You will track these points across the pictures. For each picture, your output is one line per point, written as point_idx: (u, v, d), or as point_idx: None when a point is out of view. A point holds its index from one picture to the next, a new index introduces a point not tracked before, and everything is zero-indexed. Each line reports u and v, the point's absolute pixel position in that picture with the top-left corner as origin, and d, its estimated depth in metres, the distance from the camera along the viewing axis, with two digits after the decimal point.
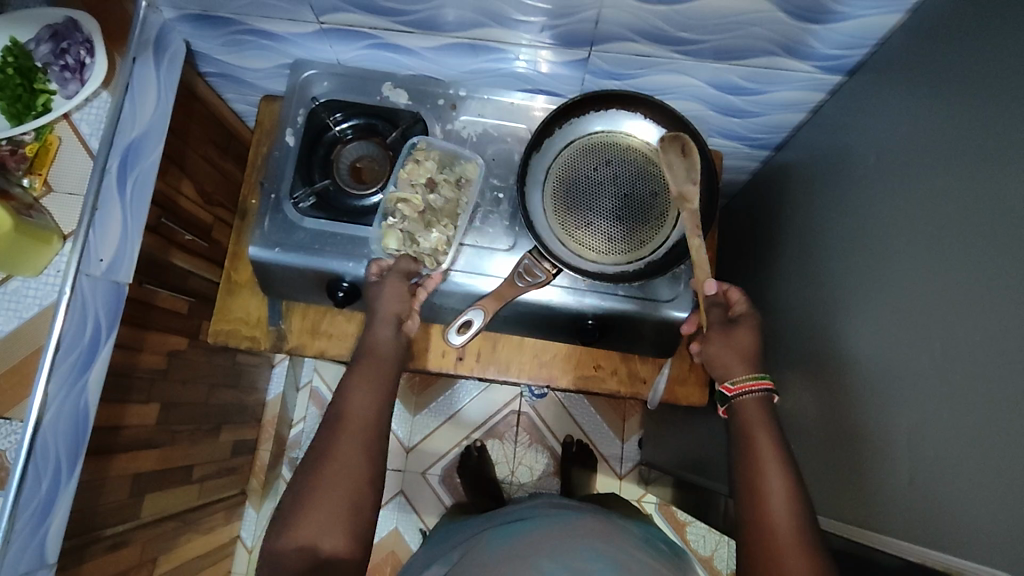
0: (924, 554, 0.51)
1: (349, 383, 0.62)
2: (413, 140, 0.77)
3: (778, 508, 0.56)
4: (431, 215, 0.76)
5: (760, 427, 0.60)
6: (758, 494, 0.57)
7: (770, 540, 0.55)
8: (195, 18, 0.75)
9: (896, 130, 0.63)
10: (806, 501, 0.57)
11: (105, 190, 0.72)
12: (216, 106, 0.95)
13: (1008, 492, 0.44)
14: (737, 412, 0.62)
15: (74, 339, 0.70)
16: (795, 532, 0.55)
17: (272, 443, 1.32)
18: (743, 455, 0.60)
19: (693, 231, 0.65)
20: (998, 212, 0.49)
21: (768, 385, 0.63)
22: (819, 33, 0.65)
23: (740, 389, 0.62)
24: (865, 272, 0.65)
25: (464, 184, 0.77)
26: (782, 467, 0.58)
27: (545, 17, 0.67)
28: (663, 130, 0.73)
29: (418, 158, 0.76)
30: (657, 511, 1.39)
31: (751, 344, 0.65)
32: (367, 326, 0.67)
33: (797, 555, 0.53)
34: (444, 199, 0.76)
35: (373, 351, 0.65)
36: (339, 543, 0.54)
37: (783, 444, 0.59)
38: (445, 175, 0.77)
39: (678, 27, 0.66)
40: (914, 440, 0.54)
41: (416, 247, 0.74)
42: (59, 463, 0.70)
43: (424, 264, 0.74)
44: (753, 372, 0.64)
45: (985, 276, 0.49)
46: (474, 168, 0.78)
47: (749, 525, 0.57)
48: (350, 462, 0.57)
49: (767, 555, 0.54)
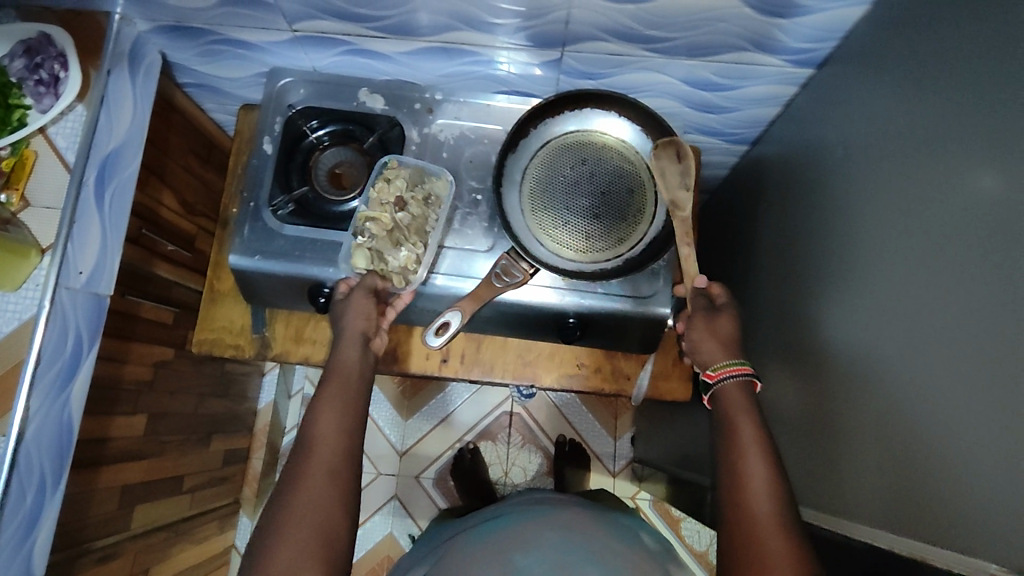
0: (893, 541, 0.52)
1: (326, 399, 0.63)
2: (383, 158, 0.75)
3: (759, 492, 0.56)
4: (399, 233, 0.74)
5: (744, 413, 0.61)
6: (739, 478, 0.58)
7: (750, 524, 0.55)
8: (169, 29, 0.76)
9: (866, 121, 0.64)
10: (787, 492, 0.57)
11: (82, 202, 0.73)
12: (195, 116, 0.95)
13: (972, 480, 0.45)
14: (720, 398, 0.63)
15: (56, 349, 0.71)
16: (774, 515, 0.55)
17: (265, 451, 1.32)
18: (726, 441, 0.61)
19: (682, 239, 0.66)
20: (964, 201, 0.49)
21: (750, 371, 0.64)
22: (786, 27, 0.66)
23: (721, 375, 0.64)
24: (840, 263, 0.65)
25: (433, 202, 0.76)
26: (763, 452, 0.58)
27: (515, 19, 0.67)
28: (636, 129, 0.74)
29: (388, 176, 0.74)
30: (651, 508, 1.40)
31: (733, 332, 0.67)
32: (334, 347, 0.68)
33: (776, 534, 0.54)
34: (413, 216, 0.74)
35: (340, 372, 0.65)
36: (321, 549, 0.54)
37: (765, 431, 0.60)
38: (415, 193, 0.75)
39: (647, 26, 0.66)
40: (887, 428, 0.55)
41: (384, 265, 0.73)
42: (44, 477, 0.70)
43: (393, 283, 0.73)
44: (734, 358, 0.65)
45: (951, 265, 0.50)
46: (444, 184, 0.76)
47: (732, 514, 0.56)
48: None
49: (746, 535, 0.54)
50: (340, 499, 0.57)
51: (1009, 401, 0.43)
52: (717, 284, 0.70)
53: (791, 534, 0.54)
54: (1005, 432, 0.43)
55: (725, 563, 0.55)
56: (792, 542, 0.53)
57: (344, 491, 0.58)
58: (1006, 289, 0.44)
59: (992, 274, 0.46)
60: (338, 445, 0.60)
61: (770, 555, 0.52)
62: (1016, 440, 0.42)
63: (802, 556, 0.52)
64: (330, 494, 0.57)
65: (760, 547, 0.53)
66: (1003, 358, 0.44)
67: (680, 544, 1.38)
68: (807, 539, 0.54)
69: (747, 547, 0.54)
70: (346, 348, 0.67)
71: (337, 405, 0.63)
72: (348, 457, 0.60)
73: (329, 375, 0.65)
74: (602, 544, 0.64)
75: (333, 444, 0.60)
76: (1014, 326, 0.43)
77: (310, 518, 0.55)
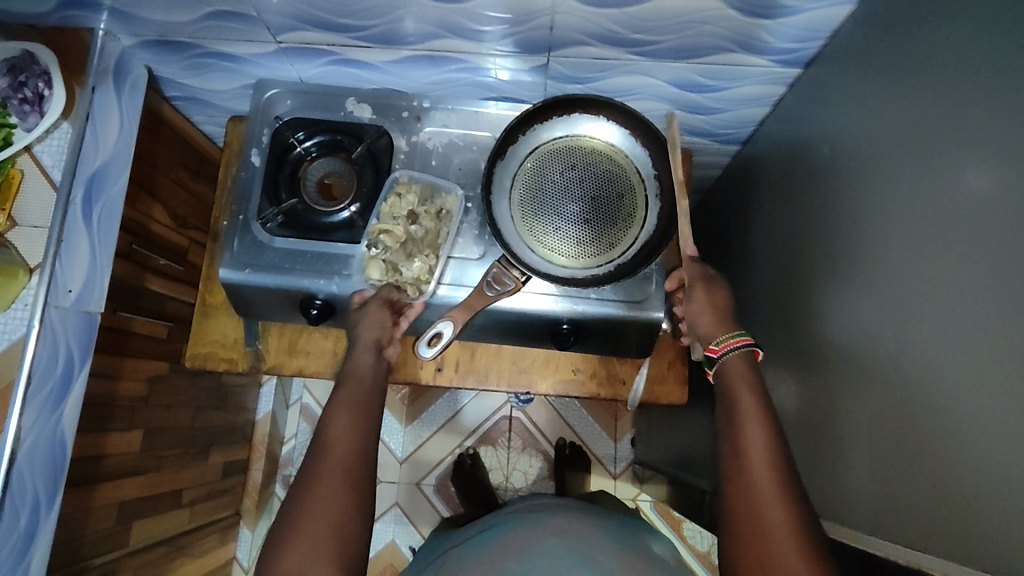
0: (889, 548, 0.51)
1: (335, 410, 0.62)
2: (395, 174, 0.77)
3: (757, 458, 0.56)
4: (412, 245, 0.76)
5: (743, 381, 0.61)
6: (737, 447, 0.57)
7: (752, 496, 0.54)
8: (154, 44, 0.75)
9: (855, 121, 0.63)
10: (784, 449, 0.57)
11: (70, 220, 0.73)
12: (184, 129, 0.95)
13: (967, 488, 0.44)
14: (723, 368, 0.63)
15: (47, 370, 0.71)
16: (775, 482, 0.55)
17: (265, 462, 1.31)
18: (726, 410, 0.60)
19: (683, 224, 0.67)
20: (954, 199, 0.49)
21: (751, 341, 0.64)
22: (772, 28, 0.65)
23: (727, 347, 0.63)
24: (832, 264, 0.65)
25: (445, 216, 0.78)
26: (763, 421, 0.58)
27: (501, 25, 0.67)
28: (625, 132, 0.73)
29: (400, 192, 0.77)
30: (652, 509, 1.39)
31: (729, 302, 0.67)
32: (349, 351, 0.69)
33: (776, 504, 0.53)
34: (425, 230, 0.77)
35: (354, 374, 0.66)
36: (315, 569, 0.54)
37: (763, 394, 0.60)
38: (426, 207, 0.77)
39: (633, 30, 0.66)
40: (882, 433, 0.54)
41: (398, 276, 0.76)
42: (38, 498, 0.70)
43: (406, 292, 0.75)
44: (734, 330, 0.65)
45: (943, 265, 0.49)
46: (454, 199, 0.78)
47: (732, 479, 0.56)
48: (332, 487, 0.57)
49: (746, 502, 0.54)
50: (350, 507, 0.56)
51: (1005, 403, 0.42)
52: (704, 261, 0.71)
53: (791, 502, 0.53)
54: (1002, 435, 0.42)
55: (724, 527, 0.55)
56: (792, 513, 0.53)
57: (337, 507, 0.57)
58: (1000, 291, 0.43)
59: (986, 275, 0.45)
60: (341, 456, 0.59)
61: (769, 525, 0.52)
62: (1015, 444, 0.41)
63: (802, 528, 0.52)
64: (329, 506, 0.56)
65: (760, 515, 0.53)
66: (999, 359, 0.43)
67: (684, 545, 1.38)
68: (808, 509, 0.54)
69: (744, 518, 0.54)
70: (360, 355, 0.68)
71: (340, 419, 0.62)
72: (356, 467, 0.59)
73: (345, 375, 0.66)
74: (601, 551, 0.64)
75: (344, 450, 0.59)
76: (1010, 328, 0.42)
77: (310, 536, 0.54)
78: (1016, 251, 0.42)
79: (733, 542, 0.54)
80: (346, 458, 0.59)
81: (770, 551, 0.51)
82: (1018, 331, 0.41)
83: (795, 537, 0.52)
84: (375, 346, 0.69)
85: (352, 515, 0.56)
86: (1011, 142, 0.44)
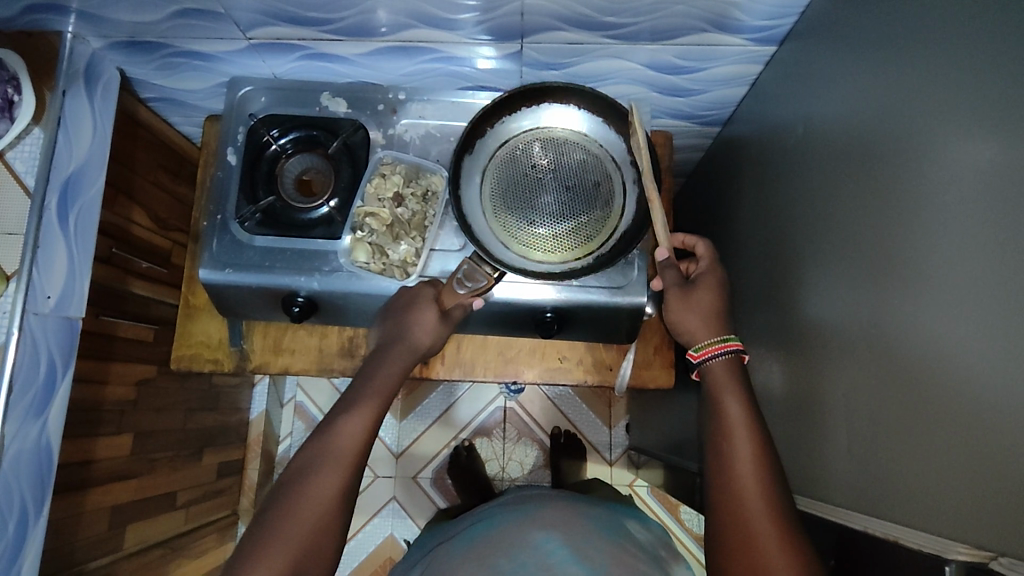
0: (868, 521, 0.51)
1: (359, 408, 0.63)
2: (379, 156, 0.78)
3: (747, 473, 0.56)
4: (399, 228, 0.77)
5: (728, 387, 0.62)
6: (728, 460, 0.57)
7: (736, 501, 0.55)
8: (124, 45, 0.74)
9: (831, 99, 0.62)
10: (774, 467, 0.57)
11: (45, 227, 0.73)
12: (162, 131, 0.94)
13: (951, 463, 0.44)
14: (707, 375, 0.64)
15: (27, 378, 0.71)
16: (764, 496, 0.55)
17: (260, 461, 1.31)
18: (715, 419, 0.61)
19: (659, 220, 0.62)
20: (936, 174, 0.47)
21: (737, 345, 0.64)
22: (745, 6, 0.64)
23: (705, 354, 0.65)
24: (812, 245, 0.65)
25: (430, 197, 0.78)
26: (750, 432, 0.58)
27: (474, 13, 0.66)
28: (597, 121, 0.72)
29: (385, 173, 0.78)
30: (649, 494, 1.40)
31: (714, 304, 0.67)
32: (398, 347, 0.70)
33: (762, 513, 0.54)
34: (412, 212, 0.77)
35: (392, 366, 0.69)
36: (311, 557, 0.54)
37: (751, 403, 0.60)
38: (412, 188, 0.78)
39: (605, 13, 0.65)
40: (867, 407, 0.53)
41: (385, 259, 0.76)
42: (25, 506, 0.71)
43: (393, 274, 0.75)
44: (722, 336, 0.66)
45: (929, 242, 0.47)
46: (439, 179, 0.79)
47: (716, 484, 0.57)
48: (329, 493, 0.57)
49: (734, 514, 0.54)
50: (347, 492, 0.59)
51: (996, 383, 0.40)
52: (700, 239, 0.72)
53: (777, 511, 0.54)
54: (996, 420, 0.40)
55: (712, 533, 0.56)
56: (778, 523, 0.53)
57: (338, 505, 0.58)
58: (990, 268, 0.42)
59: (975, 255, 0.43)
60: (355, 452, 0.60)
61: (756, 533, 0.53)
62: (1007, 427, 0.39)
63: (791, 539, 0.52)
64: (334, 494, 0.57)
65: (749, 529, 0.53)
66: (987, 339, 0.41)
67: (680, 529, 1.38)
68: (791, 509, 0.54)
69: (732, 527, 0.54)
70: (394, 360, 0.69)
71: (372, 414, 0.64)
72: (356, 470, 0.60)
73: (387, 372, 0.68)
74: (587, 536, 0.64)
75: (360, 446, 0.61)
76: (1002, 311, 0.40)
77: (313, 521, 0.55)
78: (1007, 231, 0.40)
79: (721, 551, 0.54)
80: (343, 458, 0.59)
81: (757, 563, 0.51)
82: (1010, 311, 0.40)
83: (782, 544, 0.51)
84: (413, 349, 0.70)
85: (342, 506, 0.58)
86: (989, 112, 0.43)
